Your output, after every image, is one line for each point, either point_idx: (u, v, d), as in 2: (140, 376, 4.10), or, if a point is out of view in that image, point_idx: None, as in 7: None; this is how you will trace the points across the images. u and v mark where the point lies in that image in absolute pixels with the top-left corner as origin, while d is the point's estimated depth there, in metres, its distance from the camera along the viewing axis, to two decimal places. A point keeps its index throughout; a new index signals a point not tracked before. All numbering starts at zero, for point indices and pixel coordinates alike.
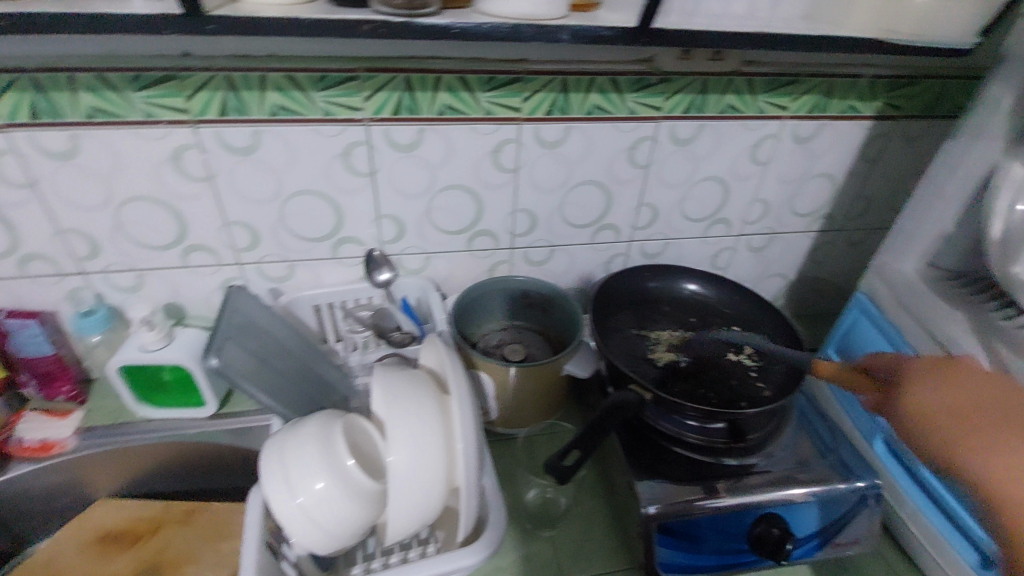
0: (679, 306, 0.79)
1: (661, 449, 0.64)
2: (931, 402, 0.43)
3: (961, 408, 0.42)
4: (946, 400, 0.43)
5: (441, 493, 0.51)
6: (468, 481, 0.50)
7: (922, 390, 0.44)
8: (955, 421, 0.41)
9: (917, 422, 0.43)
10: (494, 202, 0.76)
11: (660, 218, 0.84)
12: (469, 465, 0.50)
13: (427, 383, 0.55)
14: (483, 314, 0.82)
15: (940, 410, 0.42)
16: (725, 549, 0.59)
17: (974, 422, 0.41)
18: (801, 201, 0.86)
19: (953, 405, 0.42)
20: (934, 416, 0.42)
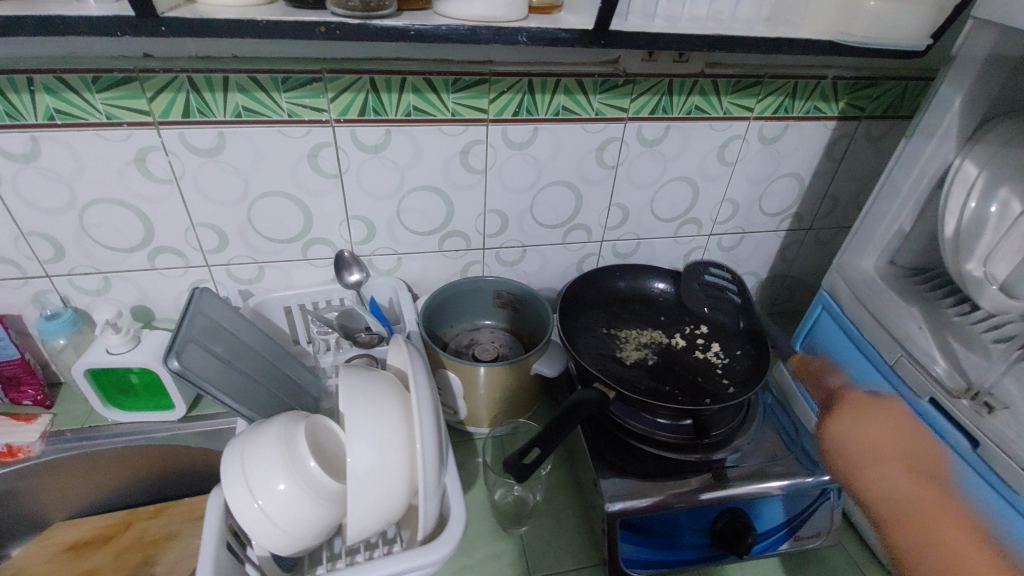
0: (649, 305, 0.79)
1: (627, 447, 0.65)
2: (848, 430, 0.62)
3: (871, 440, 0.60)
4: (849, 426, 0.62)
5: (402, 493, 0.51)
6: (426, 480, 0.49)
7: (842, 421, 0.63)
8: (865, 443, 0.61)
9: (845, 443, 0.62)
10: (465, 203, 0.77)
11: (631, 218, 0.85)
12: (428, 464, 0.50)
13: (391, 384, 0.55)
14: (455, 314, 0.82)
15: (847, 435, 0.62)
16: (687, 544, 0.60)
17: (871, 448, 0.60)
18: (769, 200, 0.87)
19: (864, 437, 0.61)
20: (853, 443, 0.61)
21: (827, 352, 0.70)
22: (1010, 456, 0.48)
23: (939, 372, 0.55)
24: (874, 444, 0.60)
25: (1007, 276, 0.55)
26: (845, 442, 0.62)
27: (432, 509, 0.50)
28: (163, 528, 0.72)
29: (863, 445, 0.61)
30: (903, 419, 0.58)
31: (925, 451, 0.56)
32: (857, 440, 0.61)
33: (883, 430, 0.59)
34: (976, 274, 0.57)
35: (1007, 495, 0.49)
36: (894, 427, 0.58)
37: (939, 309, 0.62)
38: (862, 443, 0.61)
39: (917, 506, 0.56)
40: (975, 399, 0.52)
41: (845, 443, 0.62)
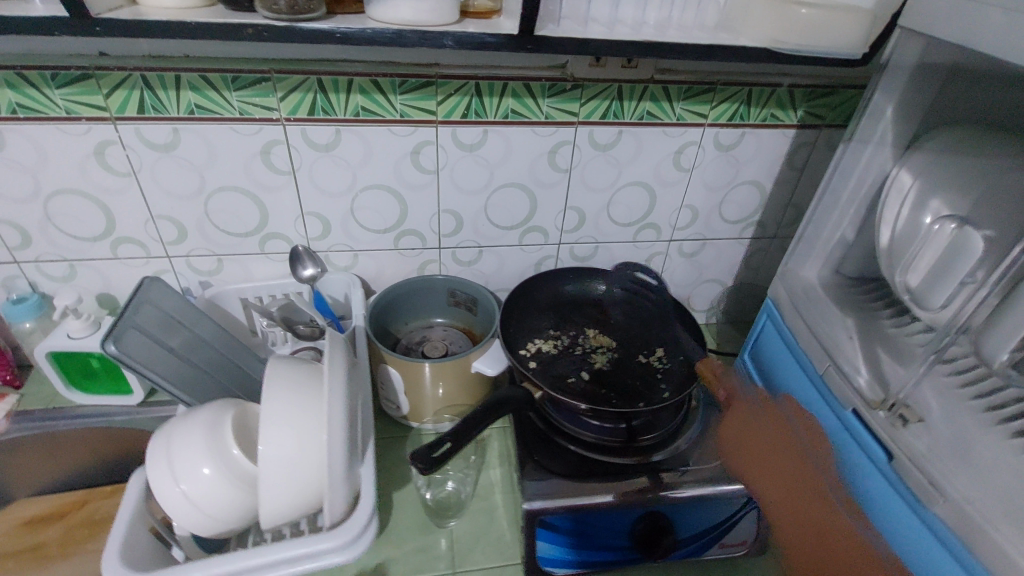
0: (600, 307, 0.80)
1: (560, 447, 0.66)
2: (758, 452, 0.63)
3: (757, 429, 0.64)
4: (756, 455, 0.62)
5: (314, 481, 0.52)
6: (333, 471, 0.50)
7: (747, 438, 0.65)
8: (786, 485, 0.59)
9: (761, 479, 0.61)
10: (419, 202, 0.78)
11: (588, 222, 0.85)
12: (335, 454, 0.50)
13: (315, 373, 0.56)
14: (409, 312, 0.83)
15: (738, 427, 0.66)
16: (608, 545, 0.61)
17: (784, 487, 0.59)
18: (729, 208, 0.87)
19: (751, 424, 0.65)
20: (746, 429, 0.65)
21: (769, 361, 0.70)
22: (920, 471, 0.48)
23: (860, 383, 0.56)
24: (798, 477, 0.59)
25: (917, 284, 0.54)
26: (751, 462, 0.62)
27: (340, 498, 0.51)
28: (114, 509, 0.75)
29: (783, 486, 0.59)
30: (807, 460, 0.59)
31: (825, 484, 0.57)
32: (778, 484, 0.60)
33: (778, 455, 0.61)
34: (897, 285, 0.57)
35: (917, 509, 0.49)
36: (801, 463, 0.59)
37: (876, 321, 0.62)
38: (789, 492, 0.59)
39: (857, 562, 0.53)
40: (891, 411, 0.53)
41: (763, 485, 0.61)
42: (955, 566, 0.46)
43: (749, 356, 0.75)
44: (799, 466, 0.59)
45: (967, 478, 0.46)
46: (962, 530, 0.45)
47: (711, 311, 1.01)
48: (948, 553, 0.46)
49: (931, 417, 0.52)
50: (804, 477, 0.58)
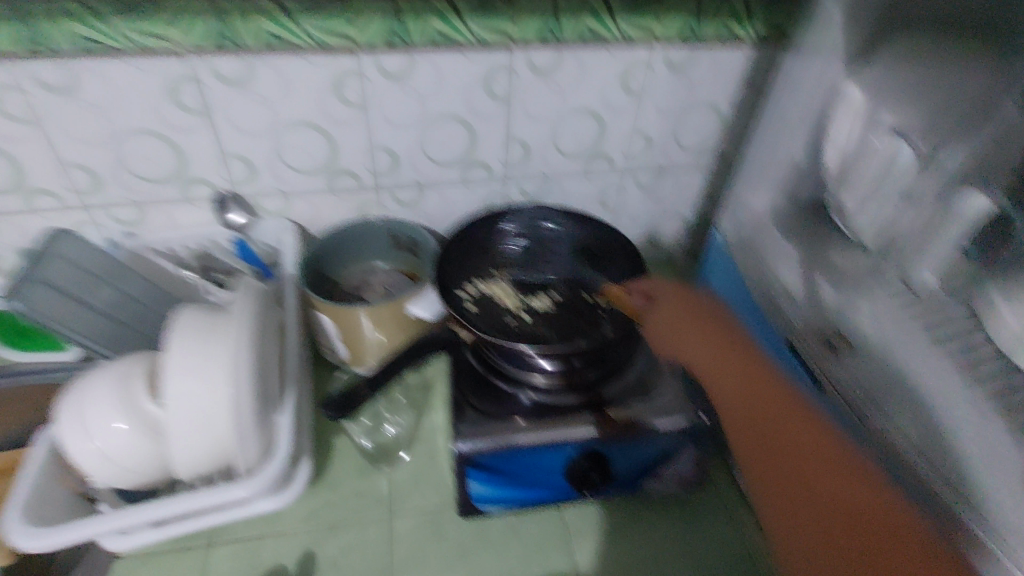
0: (548, 248, 0.75)
1: (499, 390, 0.64)
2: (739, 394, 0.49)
3: (693, 330, 0.54)
4: (723, 372, 0.51)
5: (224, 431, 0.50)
6: (240, 422, 0.48)
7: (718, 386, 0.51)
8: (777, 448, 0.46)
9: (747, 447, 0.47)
10: (348, 140, 0.73)
11: (535, 155, 0.80)
12: (241, 404, 0.48)
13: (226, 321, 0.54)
14: (348, 256, 0.80)
15: (674, 328, 0.55)
16: (542, 482, 0.60)
17: (776, 456, 0.46)
18: (686, 133, 0.81)
19: (685, 327, 0.55)
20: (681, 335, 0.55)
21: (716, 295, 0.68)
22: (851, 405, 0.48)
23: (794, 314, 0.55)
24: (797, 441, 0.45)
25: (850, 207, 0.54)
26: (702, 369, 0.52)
27: (254, 450, 0.50)
28: None
29: (775, 453, 0.46)
30: (798, 421, 0.46)
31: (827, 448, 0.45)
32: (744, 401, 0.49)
33: (764, 411, 0.48)
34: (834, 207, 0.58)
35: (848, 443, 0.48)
36: (793, 428, 0.46)
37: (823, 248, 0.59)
38: (774, 439, 0.46)
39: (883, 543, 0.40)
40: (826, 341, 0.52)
41: (748, 439, 0.47)
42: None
43: None
44: (793, 432, 0.46)
45: None
46: None
47: (673, 246, 0.97)
48: None
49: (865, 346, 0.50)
50: (796, 444, 0.45)
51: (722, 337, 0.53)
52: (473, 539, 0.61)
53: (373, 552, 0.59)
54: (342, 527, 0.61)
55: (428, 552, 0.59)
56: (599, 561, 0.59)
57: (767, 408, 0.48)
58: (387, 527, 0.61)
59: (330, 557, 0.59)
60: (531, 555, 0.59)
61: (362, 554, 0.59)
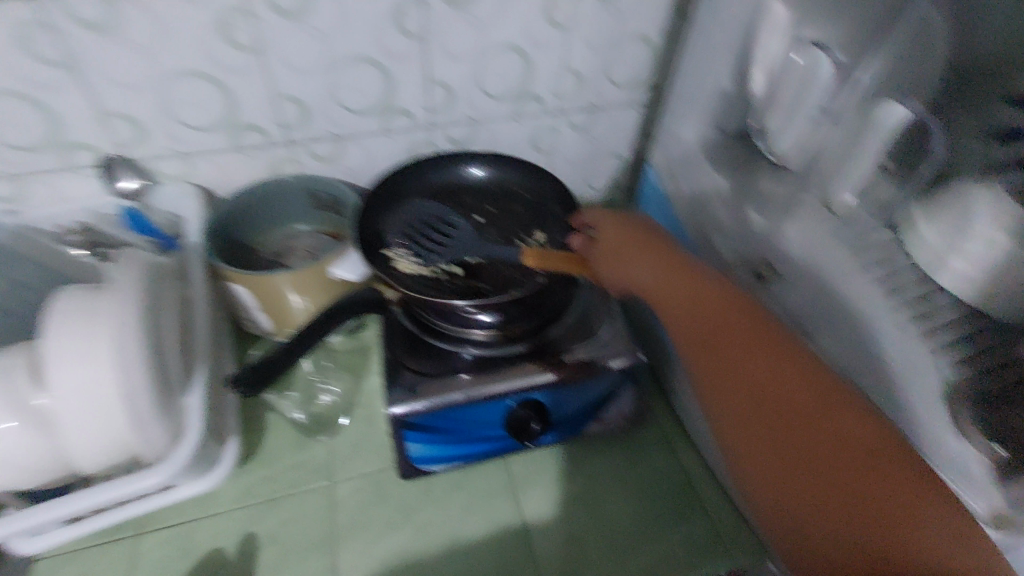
0: (480, 195, 0.72)
1: (434, 347, 0.61)
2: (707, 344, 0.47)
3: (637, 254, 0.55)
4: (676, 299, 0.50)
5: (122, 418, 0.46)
6: (136, 409, 0.45)
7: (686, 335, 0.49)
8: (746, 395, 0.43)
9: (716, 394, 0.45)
10: (247, 90, 0.66)
11: (460, 98, 0.75)
12: (136, 388, 0.45)
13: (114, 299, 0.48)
14: (266, 219, 0.74)
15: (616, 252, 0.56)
16: (482, 436, 0.59)
17: (744, 400, 0.44)
18: (618, 68, 0.77)
19: (631, 253, 0.55)
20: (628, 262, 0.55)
21: None
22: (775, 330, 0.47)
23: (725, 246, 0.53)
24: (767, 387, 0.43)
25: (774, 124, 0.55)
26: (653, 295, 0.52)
27: (160, 435, 0.47)
28: None
29: (747, 399, 0.43)
30: (769, 364, 0.44)
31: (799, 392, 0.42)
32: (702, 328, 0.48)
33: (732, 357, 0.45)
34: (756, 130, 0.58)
35: None
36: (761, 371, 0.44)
37: (753, 178, 0.57)
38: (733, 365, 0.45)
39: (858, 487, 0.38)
40: None
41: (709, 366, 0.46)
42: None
43: None
44: (765, 375, 0.43)
45: None
46: None
47: (614, 189, 0.94)
48: None
49: (792, 273, 0.50)
50: (768, 389, 0.43)
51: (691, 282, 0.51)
52: (417, 500, 0.59)
53: (313, 524, 0.57)
54: (279, 502, 0.58)
55: (371, 517, 0.58)
56: (546, 508, 0.59)
57: (738, 355, 0.45)
58: (328, 497, 0.59)
59: (264, 535, 0.56)
60: (477, 510, 0.59)
61: (301, 526, 0.57)
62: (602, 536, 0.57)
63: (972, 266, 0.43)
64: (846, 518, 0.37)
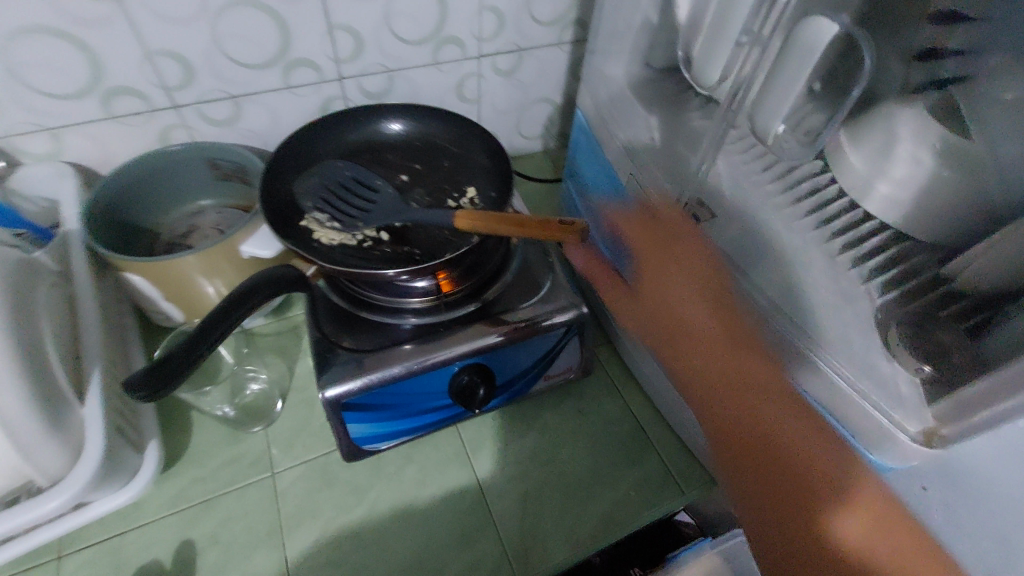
0: (403, 152, 0.66)
1: (366, 320, 0.57)
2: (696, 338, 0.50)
3: (659, 250, 0.54)
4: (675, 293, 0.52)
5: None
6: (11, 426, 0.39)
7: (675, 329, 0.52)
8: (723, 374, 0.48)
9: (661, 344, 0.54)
10: (111, 45, 0.56)
11: (369, 45, 0.67)
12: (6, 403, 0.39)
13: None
14: (162, 196, 0.65)
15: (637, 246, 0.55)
16: (427, 407, 0.57)
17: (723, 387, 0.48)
18: (539, 3, 0.71)
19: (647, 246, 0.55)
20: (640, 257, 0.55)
21: (587, 180, 0.63)
22: None
23: None
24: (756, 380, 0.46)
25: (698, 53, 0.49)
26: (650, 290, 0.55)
27: (55, 453, 0.41)
28: None
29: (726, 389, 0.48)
30: (754, 359, 0.47)
31: (781, 385, 0.45)
32: (690, 317, 0.51)
33: (720, 350, 0.48)
34: (681, 59, 0.52)
35: None
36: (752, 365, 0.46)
37: (683, 115, 0.55)
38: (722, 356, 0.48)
39: (807, 476, 0.43)
40: None
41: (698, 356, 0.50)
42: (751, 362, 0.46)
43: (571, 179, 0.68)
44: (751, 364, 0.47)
45: None
46: None
47: (547, 136, 0.90)
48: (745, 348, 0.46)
49: (727, 210, 0.48)
50: (753, 383, 0.46)
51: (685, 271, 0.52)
52: (367, 480, 0.57)
53: (256, 518, 0.53)
54: (215, 502, 0.54)
55: (320, 503, 0.55)
56: (501, 470, 0.58)
57: (727, 348, 0.48)
58: (270, 488, 0.55)
59: (203, 537, 0.52)
60: (429, 480, 0.57)
61: (244, 522, 0.53)
62: (557, 489, 0.57)
63: (898, 188, 0.44)
64: (779, 486, 0.44)
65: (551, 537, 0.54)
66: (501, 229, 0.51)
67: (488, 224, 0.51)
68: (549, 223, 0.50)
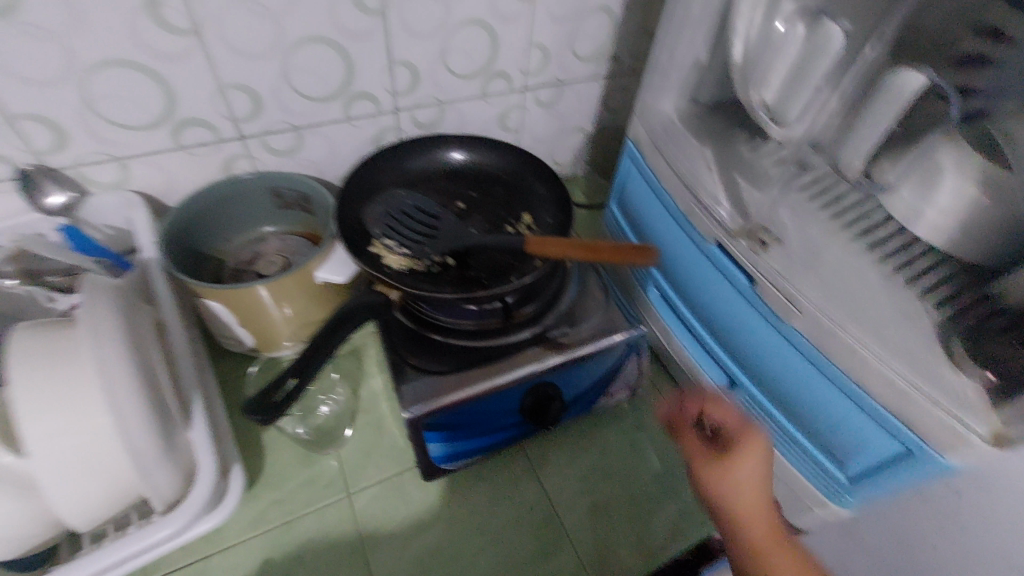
0: (457, 180, 0.70)
1: (438, 344, 0.59)
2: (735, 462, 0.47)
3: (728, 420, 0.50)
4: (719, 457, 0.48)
5: (126, 472, 0.41)
6: (133, 452, 0.39)
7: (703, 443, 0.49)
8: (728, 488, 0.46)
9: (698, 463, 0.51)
10: (187, 79, 0.58)
11: (425, 78, 0.70)
12: (130, 431, 0.39)
13: (71, 339, 0.40)
14: (227, 225, 0.67)
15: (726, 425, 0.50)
16: (499, 427, 0.59)
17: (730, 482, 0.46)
18: (580, 41, 0.76)
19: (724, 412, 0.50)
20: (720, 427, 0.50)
21: (637, 207, 0.67)
22: (778, 289, 0.50)
23: (722, 214, 0.54)
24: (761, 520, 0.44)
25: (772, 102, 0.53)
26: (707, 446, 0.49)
27: (168, 479, 0.42)
28: None
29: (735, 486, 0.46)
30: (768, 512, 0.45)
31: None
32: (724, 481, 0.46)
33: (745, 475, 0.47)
34: (753, 104, 0.55)
35: (775, 323, 0.51)
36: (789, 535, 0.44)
37: (735, 149, 0.60)
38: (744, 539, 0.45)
39: None
40: (752, 237, 0.52)
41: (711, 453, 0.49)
42: (818, 374, 0.49)
43: (617, 206, 0.72)
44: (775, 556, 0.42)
45: (820, 286, 0.48)
46: (815, 336, 0.48)
47: (577, 162, 0.95)
48: (813, 363, 0.49)
49: (788, 235, 0.52)
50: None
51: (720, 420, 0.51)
52: (441, 499, 0.58)
53: (338, 539, 0.54)
54: (295, 523, 0.55)
55: (397, 519, 0.56)
56: (568, 484, 0.60)
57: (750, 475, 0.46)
58: (347, 508, 0.57)
59: (287, 559, 0.53)
60: (500, 497, 0.58)
61: (326, 542, 0.54)
62: (624, 501, 0.59)
63: (944, 215, 0.48)
64: None
65: (624, 547, 0.56)
66: (573, 254, 0.54)
67: (563, 248, 0.54)
68: (619, 248, 0.54)
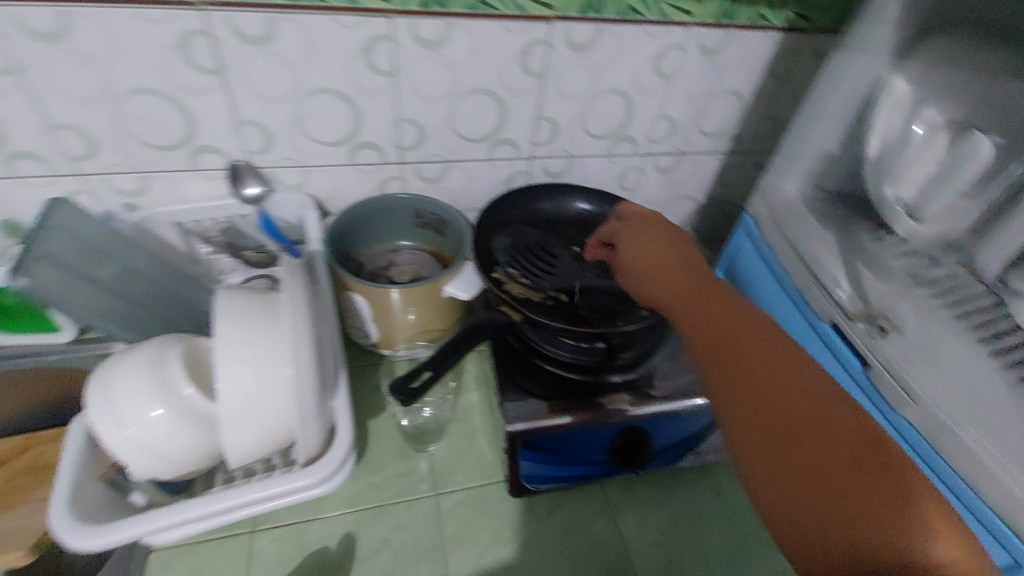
0: (575, 226, 0.76)
1: (540, 370, 0.63)
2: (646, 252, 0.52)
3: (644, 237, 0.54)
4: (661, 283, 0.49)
5: (286, 418, 0.48)
6: (300, 405, 0.46)
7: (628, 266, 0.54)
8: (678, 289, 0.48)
9: (740, 427, 0.38)
10: (374, 111, 0.69)
11: (562, 133, 0.78)
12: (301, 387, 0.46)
13: (268, 305, 0.49)
14: (372, 234, 0.77)
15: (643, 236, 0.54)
16: (587, 460, 0.61)
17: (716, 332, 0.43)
18: (707, 118, 0.81)
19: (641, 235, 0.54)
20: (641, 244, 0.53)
21: (746, 278, 0.70)
22: (894, 378, 0.51)
23: (841, 296, 0.57)
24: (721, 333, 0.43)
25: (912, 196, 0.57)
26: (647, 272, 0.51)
27: (313, 437, 0.49)
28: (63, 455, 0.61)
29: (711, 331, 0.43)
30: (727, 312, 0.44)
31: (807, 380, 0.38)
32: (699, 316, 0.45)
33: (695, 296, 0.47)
34: (888, 197, 0.59)
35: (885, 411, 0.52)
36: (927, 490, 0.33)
37: (856, 237, 0.62)
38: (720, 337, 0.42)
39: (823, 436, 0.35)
40: (871, 323, 0.54)
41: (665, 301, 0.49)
42: (926, 471, 0.49)
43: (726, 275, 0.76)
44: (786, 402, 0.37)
45: (937, 382, 0.49)
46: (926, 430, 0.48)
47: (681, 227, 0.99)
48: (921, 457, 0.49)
49: (907, 327, 0.53)
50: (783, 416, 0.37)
51: (746, 337, 0.41)
52: (518, 517, 0.61)
53: (422, 532, 0.59)
54: (386, 509, 0.60)
55: (477, 526, 0.60)
56: (643, 531, 0.61)
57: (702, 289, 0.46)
58: (433, 506, 0.61)
59: (376, 539, 0.58)
60: (575, 529, 0.61)
61: (411, 532, 0.58)
62: (698, 561, 0.59)
63: None
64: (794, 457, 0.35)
65: None
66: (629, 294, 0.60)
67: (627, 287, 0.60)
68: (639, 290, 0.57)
